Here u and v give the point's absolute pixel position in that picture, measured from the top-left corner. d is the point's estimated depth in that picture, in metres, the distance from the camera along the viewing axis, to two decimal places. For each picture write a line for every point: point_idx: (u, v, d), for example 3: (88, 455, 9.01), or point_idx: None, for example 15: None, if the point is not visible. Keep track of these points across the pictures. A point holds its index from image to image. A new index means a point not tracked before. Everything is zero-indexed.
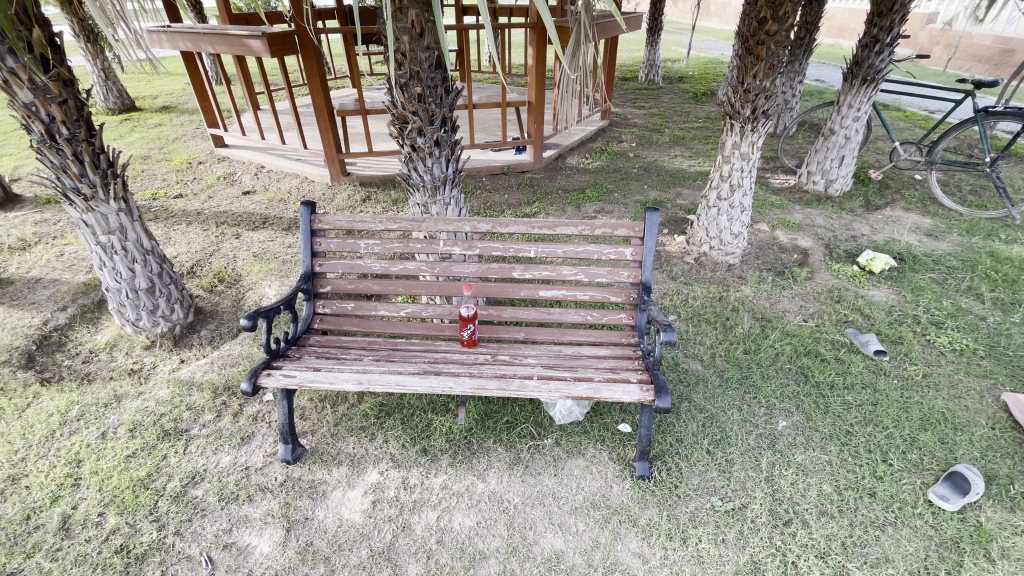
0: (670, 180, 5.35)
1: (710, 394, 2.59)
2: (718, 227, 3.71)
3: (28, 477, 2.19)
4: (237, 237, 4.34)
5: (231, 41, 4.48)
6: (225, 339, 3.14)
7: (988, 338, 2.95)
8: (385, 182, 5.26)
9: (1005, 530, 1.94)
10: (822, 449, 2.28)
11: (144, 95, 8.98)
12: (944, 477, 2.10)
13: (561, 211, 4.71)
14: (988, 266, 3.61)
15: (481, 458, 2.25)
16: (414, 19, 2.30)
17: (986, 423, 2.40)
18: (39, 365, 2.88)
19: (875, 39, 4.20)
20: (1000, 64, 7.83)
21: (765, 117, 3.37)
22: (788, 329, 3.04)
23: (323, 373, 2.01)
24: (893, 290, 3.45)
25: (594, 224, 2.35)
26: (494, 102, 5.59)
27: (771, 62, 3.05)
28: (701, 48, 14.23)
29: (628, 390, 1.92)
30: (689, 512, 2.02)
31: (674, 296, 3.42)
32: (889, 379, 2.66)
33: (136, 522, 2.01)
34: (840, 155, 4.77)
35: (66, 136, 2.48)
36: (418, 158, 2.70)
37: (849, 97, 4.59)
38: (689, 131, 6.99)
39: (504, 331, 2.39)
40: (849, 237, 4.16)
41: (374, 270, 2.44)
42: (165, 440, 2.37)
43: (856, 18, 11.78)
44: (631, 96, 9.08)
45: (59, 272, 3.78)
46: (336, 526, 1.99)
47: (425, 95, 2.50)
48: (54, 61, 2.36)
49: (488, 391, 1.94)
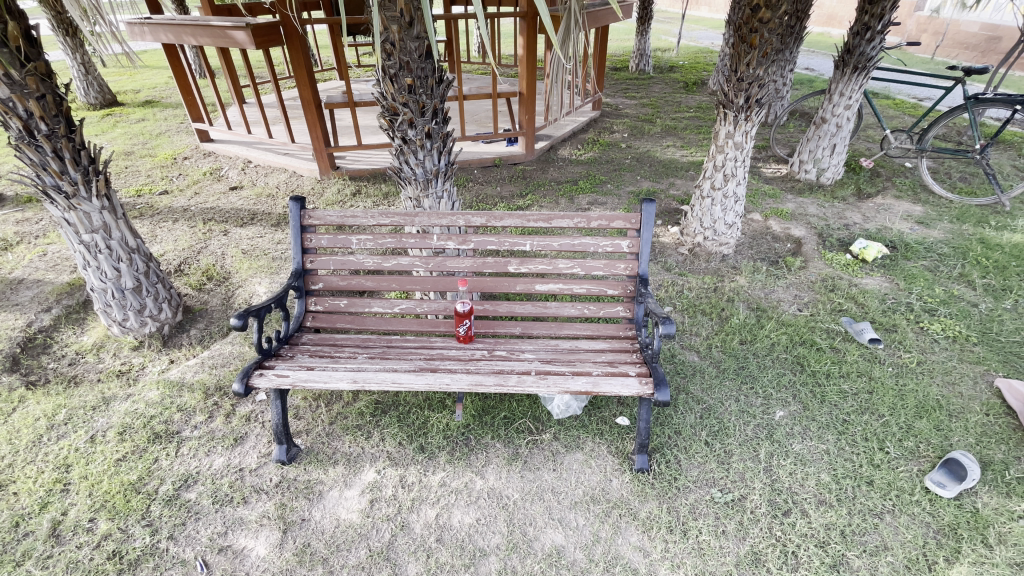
0: (663, 171, 5.33)
1: (707, 385, 2.59)
2: (712, 217, 3.70)
3: (15, 484, 2.14)
4: (225, 233, 4.26)
5: (214, 33, 4.39)
6: (215, 338, 3.08)
7: (980, 325, 2.97)
8: (375, 175, 5.18)
9: (1002, 516, 1.96)
10: (820, 438, 2.29)
11: (126, 89, 8.80)
12: (941, 464, 2.11)
13: (554, 203, 4.68)
14: (979, 252, 3.64)
15: (479, 454, 2.23)
16: (403, 8, 2.25)
17: (980, 409, 2.42)
18: (24, 368, 2.81)
19: (866, 26, 4.19)
20: (987, 51, 7.86)
21: (759, 106, 3.34)
22: (784, 319, 3.05)
23: (316, 373, 1.97)
24: (886, 278, 3.46)
25: (589, 216, 2.32)
26: (484, 93, 5.52)
27: (765, 50, 3.03)
28: (692, 37, 14.18)
29: (627, 383, 1.90)
30: (690, 505, 2.02)
31: (669, 287, 3.41)
32: (883, 367, 2.68)
33: (129, 527, 1.96)
34: (832, 143, 4.77)
35: (44, 132, 2.40)
36: (410, 151, 2.65)
37: (840, 85, 4.59)
38: (681, 120, 6.97)
39: (500, 326, 2.36)
40: (842, 226, 4.17)
41: (366, 266, 2.39)
42: (156, 442, 2.32)
43: (845, 7, 11.81)
44: (622, 86, 9.04)
45: (42, 272, 3.69)
46: (333, 526, 1.96)
47: (415, 85, 2.45)
48: (31, 54, 2.29)
49: (485, 387, 1.92)
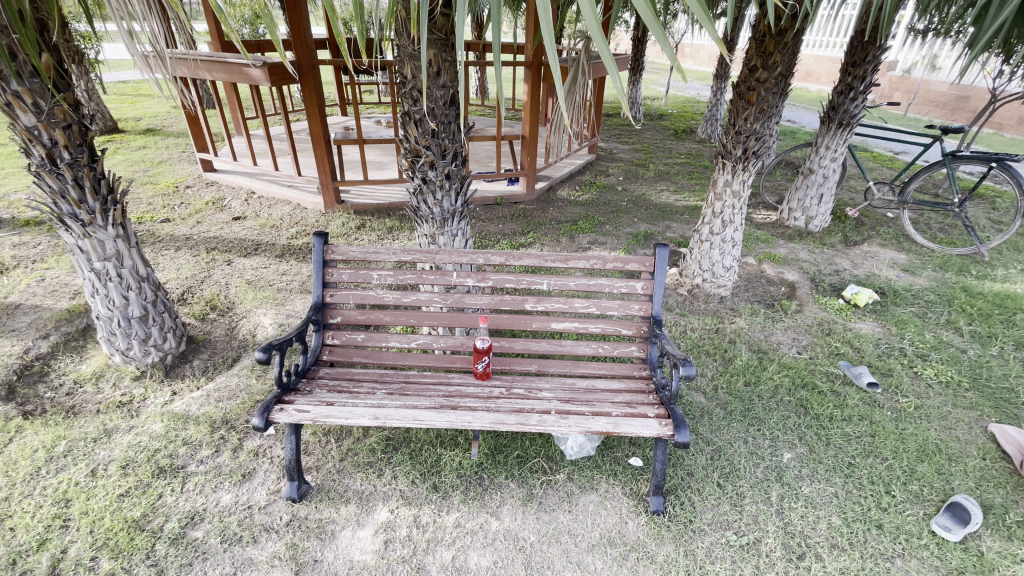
0: (659, 214, 5.50)
1: (715, 426, 2.63)
2: (711, 260, 3.83)
3: (11, 519, 2.06)
4: (228, 263, 4.26)
5: (231, 69, 4.57)
6: (219, 370, 3.05)
7: (970, 370, 3.09)
8: (380, 211, 5.26)
9: (1006, 559, 2.01)
10: (827, 481, 2.33)
11: (128, 116, 8.89)
12: (945, 508, 2.16)
13: (555, 242, 4.80)
14: (963, 300, 3.81)
15: (494, 494, 2.21)
16: (431, 59, 2.40)
17: (977, 453, 2.50)
18: (20, 397, 2.74)
19: (850, 86, 4.49)
20: (956, 109, 8.45)
21: (756, 157, 3.53)
22: (785, 361, 3.14)
23: (337, 408, 1.96)
24: (878, 323, 3.60)
25: (604, 257, 2.40)
26: (488, 135, 5.70)
27: (761, 106, 3.23)
28: (678, 88, 14.91)
29: (647, 424, 1.93)
30: (706, 548, 2.02)
31: (672, 327, 3.50)
32: (883, 411, 2.75)
33: (132, 567, 1.90)
34: (819, 192, 5.01)
35: (67, 160, 2.44)
36: (429, 191, 2.74)
37: (826, 139, 4.85)
38: (673, 166, 7.26)
39: (517, 363, 2.38)
40: (832, 271, 4.34)
41: (386, 301, 2.43)
42: (161, 477, 2.26)
43: (822, 64, 12.54)
44: (615, 132, 9.41)
45: (40, 297, 3.63)
46: (346, 568, 1.91)
47: (439, 130, 2.56)
48: (61, 86, 2.34)
49: (507, 426, 1.93)
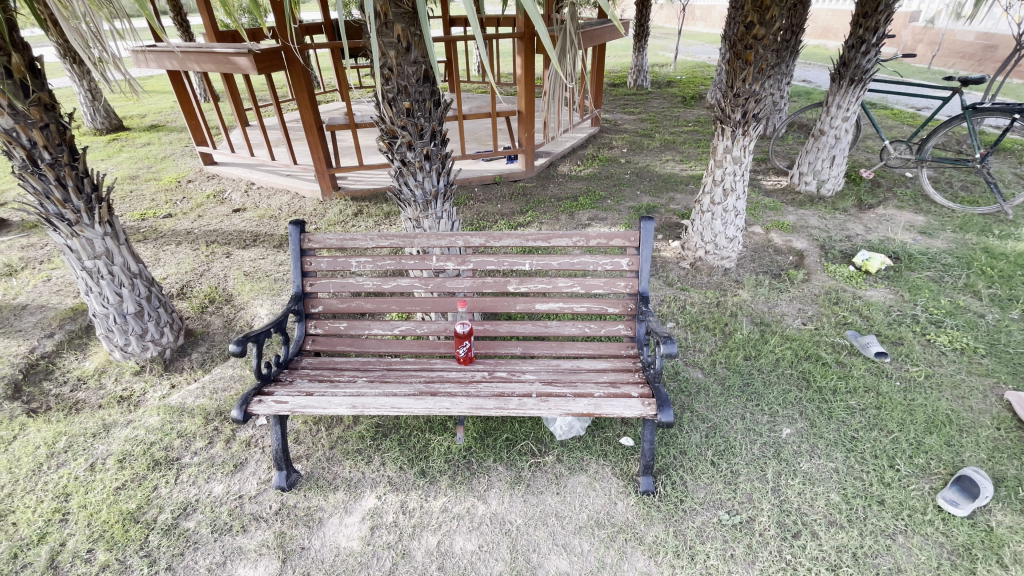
0: (663, 185, 5.33)
1: (712, 403, 2.55)
2: (712, 232, 3.69)
3: (14, 514, 2.12)
4: (227, 256, 4.28)
5: (218, 59, 4.47)
6: (216, 362, 3.08)
7: (988, 336, 2.93)
8: (377, 196, 5.21)
9: (1017, 534, 1.91)
10: (828, 456, 2.25)
11: (133, 114, 8.95)
12: (953, 481, 2.05)
13: (554, 219, 4.70)
14: (983, 262, 3.61)
15: (481, 478, 2.19)
16: (399, 34, 2.28)
17: (992, 423, 2.37)
18: (26, 395, 2.81)
19: (861, 39, 4.21)
20: (983, 60, 7.96)
21: (756, 121, 3.35)
22: (788, 333, 3.02)
23: (315, 398, 1.95)
24: (891, 290, 3.43)
25: (588, 234, 2.32)
26: (485, 111, 5.53)
27: (760, 66, 3.05)
28: (688, 52, 14.35)
29: (629, 404, 1.87)
30: (696, 528, 1.98)
31: (671, 302, 3.39)
32: (891, 382, 2.64)
33: (127, 558, 1.94)
34: (831, 154, 4.77)
35: (48, 161, 2.42)
36: (409, 173, 2.67)
37: (837, 97, 4.60)
38: (680, 135, 7.01)
39: (501, 346, 2.34)
40: (844, 237, 4.15)
41: (366, 288, 2.39)
42: (156, 470, 2.30)
43: (840, 19, 11.88)
44: (621, 102, 9.12)
45: (46, 297, 3.71)
46: (333, 555, 1.92)
47: (414, 109, 2.47)
48: (34, 86, 2.30)
49: (486, 411, 1.89)
